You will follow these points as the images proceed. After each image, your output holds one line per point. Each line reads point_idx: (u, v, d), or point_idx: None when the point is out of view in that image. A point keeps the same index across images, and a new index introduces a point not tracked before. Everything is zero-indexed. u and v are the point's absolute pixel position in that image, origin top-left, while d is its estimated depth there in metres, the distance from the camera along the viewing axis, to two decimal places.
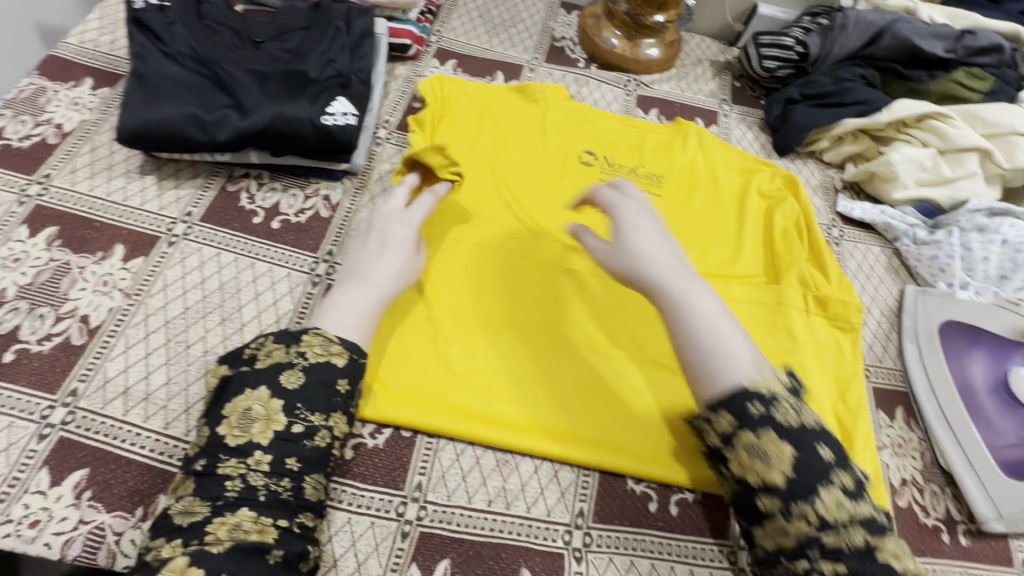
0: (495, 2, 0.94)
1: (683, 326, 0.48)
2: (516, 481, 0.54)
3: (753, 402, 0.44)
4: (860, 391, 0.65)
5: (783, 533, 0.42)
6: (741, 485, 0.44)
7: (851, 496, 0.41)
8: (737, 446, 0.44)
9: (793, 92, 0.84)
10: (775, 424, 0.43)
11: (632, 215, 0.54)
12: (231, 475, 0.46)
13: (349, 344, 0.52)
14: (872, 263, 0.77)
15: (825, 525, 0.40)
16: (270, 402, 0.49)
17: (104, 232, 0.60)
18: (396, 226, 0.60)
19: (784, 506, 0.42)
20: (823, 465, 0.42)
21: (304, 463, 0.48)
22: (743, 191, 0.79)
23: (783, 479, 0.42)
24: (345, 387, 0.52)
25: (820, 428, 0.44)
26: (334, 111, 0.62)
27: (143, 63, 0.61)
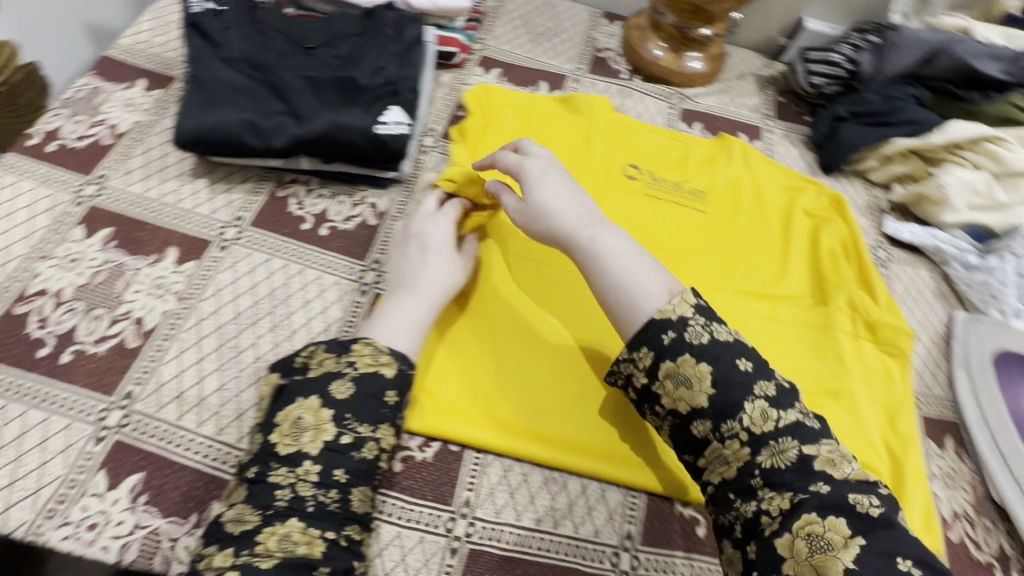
0: (538, 10, 0.93)
1: (598, 271, 0.52)
2: (564, 499, 0.53)
3: (665, 331, 0.48)
4: (910, 419, 0.64)
5: (726, 464, 0.46)
6: (675, 417, 0.48)
7: (774, 404, 0.46)
8: (662, 378, 0.48)
9: (841, 110, 0.82)
10: (688, 348, 0.47)
11: (539, 173, 0.57)
12: (281, 483, 0.45)
13: (397, 354, 0.52)
14: (920, 287, 0.76)
15: (756, 442, 0.45)
16: (320, 411, 0.47)
17: (158, 234, 0.60)
18: (433, 229, 0.61)
19: (716, 431, 0.46)
20: (740, 379, 0.46)
21: (352, 475, 0.47)
22: (788, 209, 0.78)
23: (707, 400, 0.46)
24: (394, 399, 0.50)
25: (733, 343, 0.48)
26: (387, 120, 0.62)
27: (199, 67, 0.61)
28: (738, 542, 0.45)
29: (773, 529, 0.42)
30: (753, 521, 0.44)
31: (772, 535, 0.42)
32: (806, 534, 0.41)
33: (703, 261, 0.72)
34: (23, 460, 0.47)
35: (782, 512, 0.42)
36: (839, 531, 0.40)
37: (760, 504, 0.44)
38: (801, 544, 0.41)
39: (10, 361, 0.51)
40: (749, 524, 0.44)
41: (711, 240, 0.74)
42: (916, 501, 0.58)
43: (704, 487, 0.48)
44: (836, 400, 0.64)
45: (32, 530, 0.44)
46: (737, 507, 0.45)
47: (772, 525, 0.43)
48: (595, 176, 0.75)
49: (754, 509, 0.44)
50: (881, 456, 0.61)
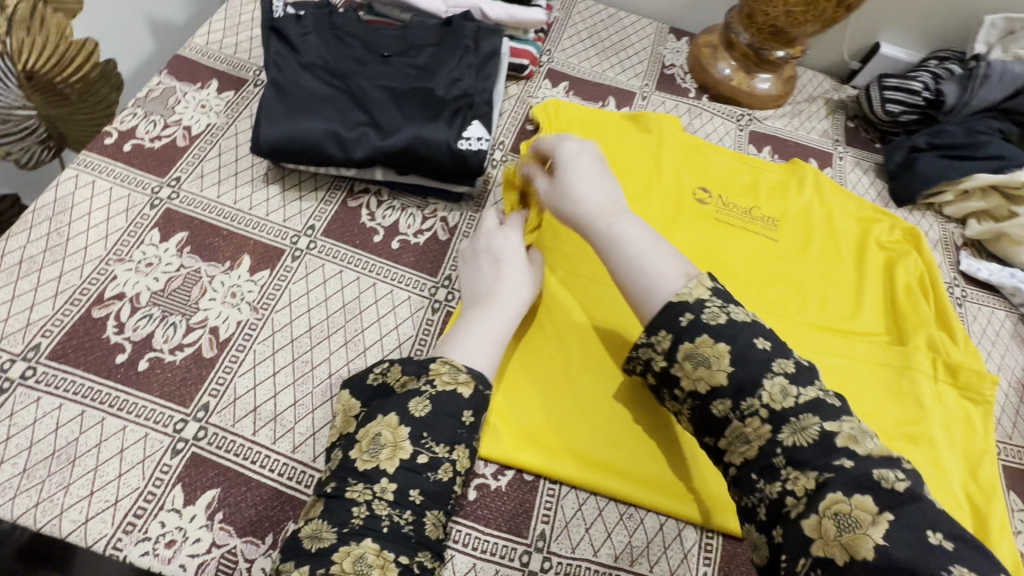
0: (605, 23, 0.92)
1: (615, 256, 0.52)
2: (641, 537, 0.51)
3: (682, 314, 0.46)
4: (993, 471, 0.61)
5: (747, 444, 0.43)
6: (695, 399, 0.46)
7: (794, 381, 0.43)
8: (680, 359, 0.46)
9: (919, 140, 0.79)
10: (706, 329, 0.45)
11: (572, 156, 0.57)
12: (358, 500, 0.42)
13: (475, 373, 0.48)
14: (997, 329, 0.73)
15: (777, 420, 0.42)
16: (398, 428, 0.44)
17: (232, 241, 0.59)
18: (500, 241, 0.59)
19: (737, 411, 0.44)
20: (758, 357, 0.44)
21: (427, 497, 0.44)
22: (862, 240, 0.75)
23: (726, 378, 0.44)
24: (470, 419, 0.47)
25: (751, 323, 0.46)
26: (470, 136, 0.61)
27: (280, 73, 0.60)
28: (762, 526, 0.42)
29: (799, 511, 0.39)
30: (777, 503, 0.41)
31: (797, 517, 0.39)
32: (833, 514, 0.38)
33: (773, 291, 0.70)
34: (102, 470, 0.46)
35: (807, 493, 0.39)
36: (867, 508, 0.37)
37: (785, 484, 0.41)
38: (829, 524, 0.38)
39: (89, 366, 0.50)
40: (774, 506, 0.41)
41: (783, 271, 0.71)
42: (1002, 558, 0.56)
43: (726, 469, 0.46)
44: (915, 445, 0.61)
45: (112, 544, 0.44)
46: (761, 488, 0.42)
47: (797, 507, 0.40)
48: (665, 199, 0.74)
49: (778, 489, 0.41)
50: (964, 508, 0.58)
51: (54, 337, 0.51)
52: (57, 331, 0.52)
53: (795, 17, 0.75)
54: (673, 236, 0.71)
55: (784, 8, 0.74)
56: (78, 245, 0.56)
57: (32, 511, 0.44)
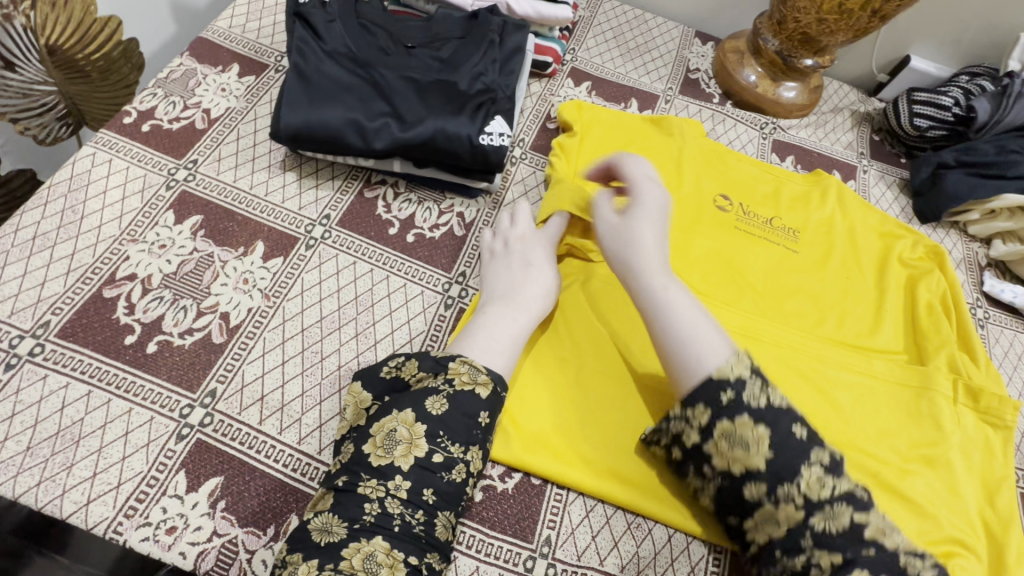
0: (630, 24, 0.91)
1: (659, 318, 0.51)
2: (649, 547, 0.50)
3: (723, 390, 0.45)
4: (1011, 498, 0.59)
5: (774, 526, 0.43)
6: (725, 477, 0.45)
7: (829, 471, 0.43)
8: (716, 438, 0.45)
9: (947, 156, 0.77)
10: (746, 410, 0.45)
11: (652, 204, 0.57)
12: (370, 497, 0.41)
13: (494, 375, 0.48)
14: (1018, 352, 0.71)
15: (810, 505, 0.42)
16: (414, 425, 0.44)
17: (246, 226, 0.59)
18: (537, 249, 0.59)
19: (771, 495, 0.43)
20: (797, 444, 0.44)
21: (440, 497, 0.43)
22: (883, 256, 0.73)
23: (763, 462, 0.43)
24: (487, 420, 0.46)
25: (789, 407, 0.46)
26: (492, 131, 0.60)
27: (304, 59, 0.60)
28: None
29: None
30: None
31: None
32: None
33: (791, 304, 0.69)
34: (107, 452, 0.46)
35: (833, 568, 0.40)
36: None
37: (810, 559, 0.41)
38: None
39: (97, 346, 0.50)
40: None
41: (802, 283, 0.70)
42: None
43: (746, 546, 0.46)
44: (932, 468, 0.59)
45: (113, 527, 0.43)
46: (782, 562, 0.43)
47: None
48: (685, 205, 0.72)
49: (802, 564, 0.41)
50: (979, 537, 0.57)
51: (64, 315, 0.51)
52: (67, 309, 0.51)
53: (827, 25, 0.74)
54: (693, 244, 0.70)
55: (816, 15, 0.73)
56: (92, 224, 0.56)
57: (33, 491, 0.43)
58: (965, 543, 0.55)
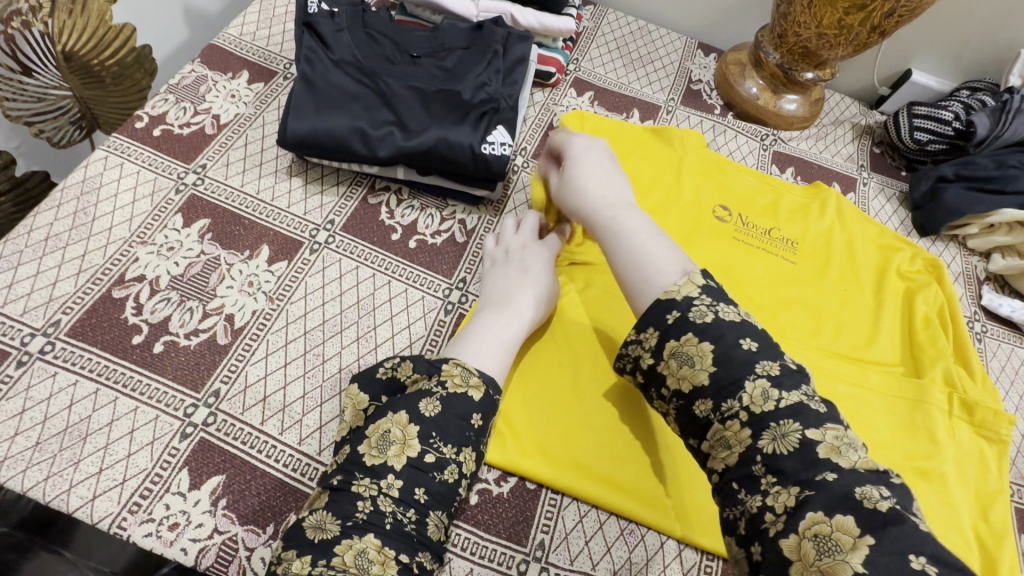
0: (634, 35, 0.92)
1: (614, 248, 0.53)
2: (641, 553, 0.51)
3: (669, 311, 0.46)
4: (1005, 513, 0.59)
5: (727, 449, 0.43)
6: (678, 397, 0.46)
7: (777, 383, 0.42)
8: (667, 357, 0.46)
9: (947, 171, 0.78)
10: (692, 327, 0.45)
11: (580, 153, 0.60)
12: (363, 495, 0.42)
13: (486, 378, 0.48)
14: (1015, 366, 0.71)
15: (756, 424, 0.41)
16: (407, 426, 0.45)
17: (252, 230, 0.60)
18: (534, 257, 0.59)
19: (717, 412, 0.43)
20: (743, 357, 0.43)
21: (432, 497, 0.44)
22: (882, 268, 0.74)
23: (708, 378, 0.44)
24: (479, 422, 0.47)
25: (742, 322, 0.45)
26: (494, 140, 0.61)
27: (312, 68, 0.61)
28: (743, 541, 0.40)
29: (778, 530, 0.38)
30: (756, 519, 0.39)
31: (777, 536, 0.38)
32: (812, 535, 0.36)
33: (788, 314, 0.69)
34: (112, 449, 0.47)
35: (786, 511, 0.38)
36: (847, 529, 0.35)
37: (765, 499, 0.39)
38: (808, 546, 0.36)
39: (106, 345, 0.51)
40: (753, 522, 0.40)
41: (799, 294, 0.71)
42: None
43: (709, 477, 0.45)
44: (926, 480, 0.60)
45: (117, 523, 0.44)
46: (743, 501, 0.41)
47: (776, 525, 0.38)
48: (684, 215, 0.73)
49: (758, 503, 0.39)
50: (973, 550, 0.57)
51: (74, 314, 0.52)
52: (77, 308, 0.52)
53: (827, 40, 0.75)
54: (692, 252, 0.71)
55: (817, 30, 0.74)
56: (103, 225, 0.57)
57: (41, 485, 0.44)
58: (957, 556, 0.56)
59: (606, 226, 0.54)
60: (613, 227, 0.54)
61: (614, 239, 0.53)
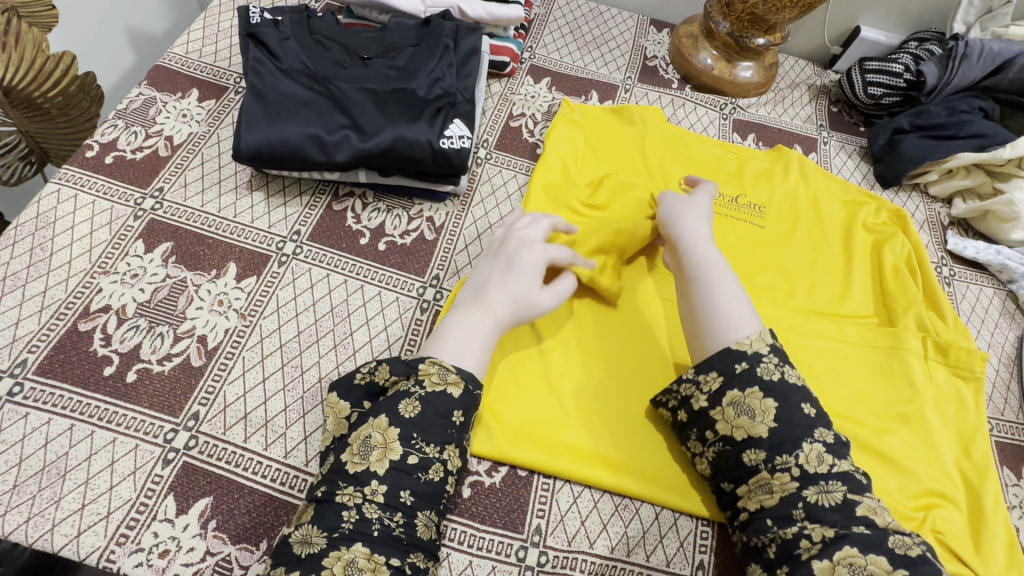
0: (586, 18, 0.92)
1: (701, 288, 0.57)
2: (637, 527, 0.51)
3: (738, 361, 0.51)
4: (986, 447, 0.61)
5: (769, 493, 0.47)
6: (727, 443, 0.49)
7: (831, 450, 0.48)
8: (724, 405, 0.50)
9: (902, 122, 0.79)
10: (757, 381, 0.50)
11: (683, 207, 0.64)
12: (348, 504, 0.42)
13: (464, 373, 0.48)
14: (985, 306, 0.73)
15: (806, 478, 0.46)
16: (388, 430, 0.45)
17: (217, 249, 0.59)
18: (526, 252, 0.57)
19: (768, 462, 0.47)
20: (802, 420, 0.48)
21: (418, 497, 0.44)
22: (849, 224, 0.75)
23: (766, 431, 0.48)
24: (461, 419, 0.47)
25: (800, 386, 0.50)
26: (451, 134, 0.61)
27: (260, 79, 0.61)
28: (769, 564, 0.45)
29: (812, 554, 0.43)
30: (790, 545, 0.44)
31: (810, 559, 0.43)
32: (847, 563, 0.42)
33: (762, 278, 0.70)
34: (93, 483, 0.46)
35: (824, 541, 0.43)
36: (881, 565, 0.41)
37: (801, 530, 0.44)
38: (842, 569, 0.41)
39: (76, 380, 0.50)
40: (785, 547, 0.45)
41: (772, 257, 0.72)
42: (998, 535, 0.56)
43: (736, 514, 0.49)
44: (907, 425, 0.61)
45: (105, 556, 0.44)
46: (774, 530, 0.45)
47: (811, 550, 0.43)
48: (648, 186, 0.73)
49: (794, 532, 0.45)
50: (958, 487, 0.58)
51: (41, 352, 0.51)
52: (42, 346, 0.51)
53: (772, 4, 0.76)
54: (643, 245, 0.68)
55: None
56: (62, 259, 0.56)
57: (22, 528, 0.44)
58: (943, 494, 0.57)
59: (702, 261, 0.58)
60: (706, 265, 0.58)
61: (706, 277, 0.57)
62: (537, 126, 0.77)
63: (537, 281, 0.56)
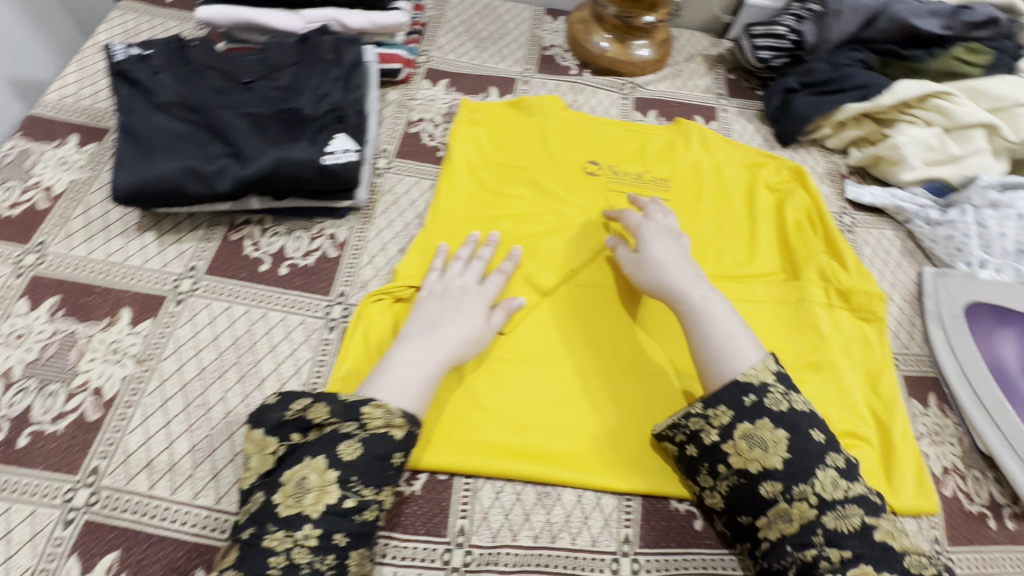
0: (480, 15, 0.92)
1: (698, 321, 0.56)
2: (559, 513, 0.52)
3: (746, 393, 0.50)
4: (892, 383, 0.63)
5: (789, 522, 0.47)
6: (742, 475, 0.49)
7: (844, 474, 0.48)
8: (736, 438, 0.49)
9: (791, 82, 0.82)
10: (767, 413, 0.49)
11: (655, 231, 0.64)
12: (276, 550, 0.42)
13: (409, 416, 0.48)
14: (887, 248, 0.76)
15: (824, 505, 0.46)
16: (325, 472, 0.45)
17: (108, 296, 0.58)
18: (470, 294, 0.59)
19: (786, 493, 0.47)
20: (814, 447, 0.48)
21: (352, 538, 0.44)
22: (751, 185, 0.77)
23: (781, 462, 0.48)
24: (400, 459, 0.47)
25: (808, 413, 0.50)
26: (334, 149, 0.61)
27: (132, 117, 0.59)
28: None
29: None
30: (810, 567, 0.45)
31: None
32: None
33: None
34: None
35: (842, 561, 0.44)
36: None
37: (821, 552, 0.45)
38: None
39: None
40: (806, 570, 0.45)
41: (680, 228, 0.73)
42: (907, 465, 0.58)
43: (756, 543, 0.48)
44: (818, 372, 0.63)
45: None
46: (794, 554, 0.46)
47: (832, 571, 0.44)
48: (551, 174, 0.74)
49: (813, 555, 0.45)
50: (869, 425, 0.61)
51: None
52: None
53: None
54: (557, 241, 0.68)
55: None
56: None
57: None
58: (854, 434, 0.60)
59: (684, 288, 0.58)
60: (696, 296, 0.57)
61: (702, 308, 0.56)
62: (437, 129, 0.77)
63: (482, 318, 0.58)
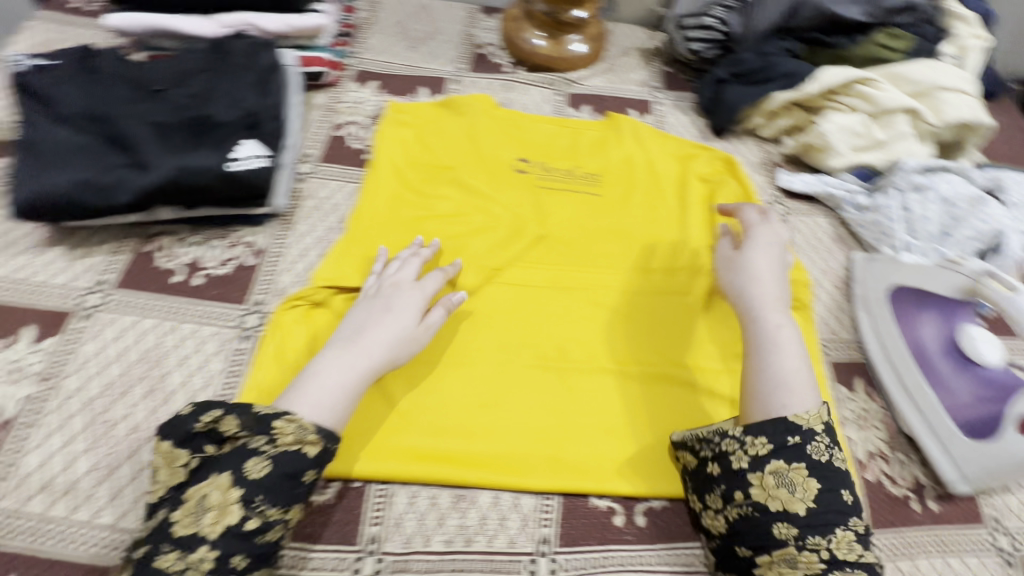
0: (413, 15, 0.91)
1: (763, 349, 0.54)
2: (474, 516, 0.52)
3: (791, 433, 0.49)
4: (818, 369, 0.64)
5: (790, 568, 0.46)
6: (759, 508, 0.48)
7: (861, 540, 0.47)
8: (764, 471, 0.48)
9: (722, 73, 0.82)
10: (806, 458, 0.48)
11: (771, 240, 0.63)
12: (167, 571, 0.41)
13: (324, 432, 0.47)
14: (818, 236, 0.76)
15: (833, 563, 0.46)
16: (228, 490, 0.43)
17: (10, 314, 0.56)
18: (404, 292, 0.58)
19: (799, 539, 0.46)
20: (840, 504, 0.47)
21: (252, 559, 0.43)
22: (682, 178, 0.77)
23: (804, 508, 0.47)
24: (312, 477, 0.46)
25: (843, 472, 0.49)
26: (241, 156, 0.60)
27: (31, 130, 0.58)
28: None
29: None
30: None
31: None
32: None
33: (600, 245, 0.70)
34: None
35: None
36: None
37: None
38: None
39: None
40: None
41: (611, 223, 0.72)
42: None
43: None
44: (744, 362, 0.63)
45: None
46: None
47: None
48: (479, 174, 0.73)
49: None
50: None
51: None
52: None
53: None
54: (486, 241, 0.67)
55: None
56: None
57: None
58: None
59: (760, 310, 0.56)
60: (768, 325, 0.55)
61: (773, 337, 0.54)
62: (364, 131, 0.76)
63: (414, 316, 0.56)
